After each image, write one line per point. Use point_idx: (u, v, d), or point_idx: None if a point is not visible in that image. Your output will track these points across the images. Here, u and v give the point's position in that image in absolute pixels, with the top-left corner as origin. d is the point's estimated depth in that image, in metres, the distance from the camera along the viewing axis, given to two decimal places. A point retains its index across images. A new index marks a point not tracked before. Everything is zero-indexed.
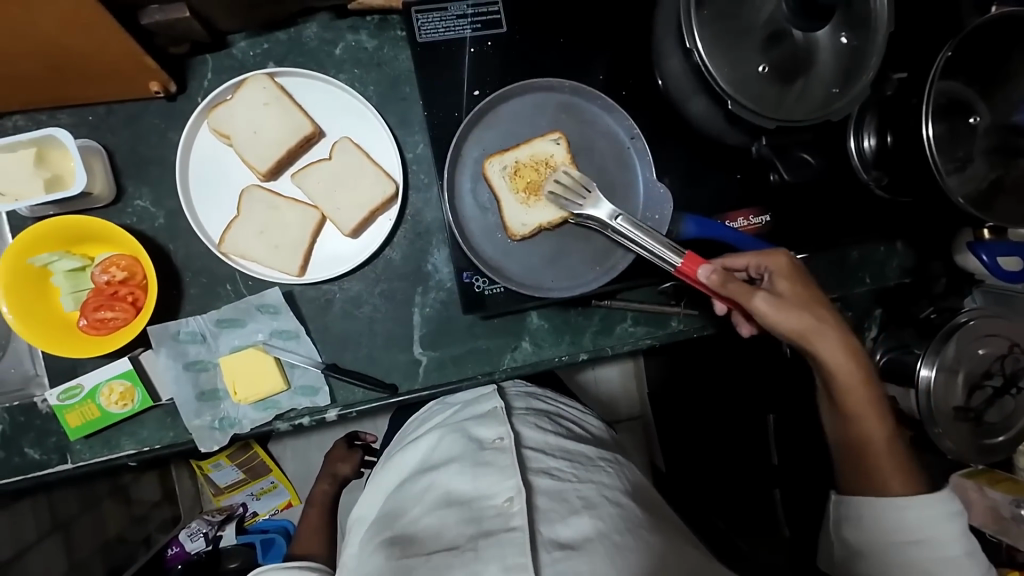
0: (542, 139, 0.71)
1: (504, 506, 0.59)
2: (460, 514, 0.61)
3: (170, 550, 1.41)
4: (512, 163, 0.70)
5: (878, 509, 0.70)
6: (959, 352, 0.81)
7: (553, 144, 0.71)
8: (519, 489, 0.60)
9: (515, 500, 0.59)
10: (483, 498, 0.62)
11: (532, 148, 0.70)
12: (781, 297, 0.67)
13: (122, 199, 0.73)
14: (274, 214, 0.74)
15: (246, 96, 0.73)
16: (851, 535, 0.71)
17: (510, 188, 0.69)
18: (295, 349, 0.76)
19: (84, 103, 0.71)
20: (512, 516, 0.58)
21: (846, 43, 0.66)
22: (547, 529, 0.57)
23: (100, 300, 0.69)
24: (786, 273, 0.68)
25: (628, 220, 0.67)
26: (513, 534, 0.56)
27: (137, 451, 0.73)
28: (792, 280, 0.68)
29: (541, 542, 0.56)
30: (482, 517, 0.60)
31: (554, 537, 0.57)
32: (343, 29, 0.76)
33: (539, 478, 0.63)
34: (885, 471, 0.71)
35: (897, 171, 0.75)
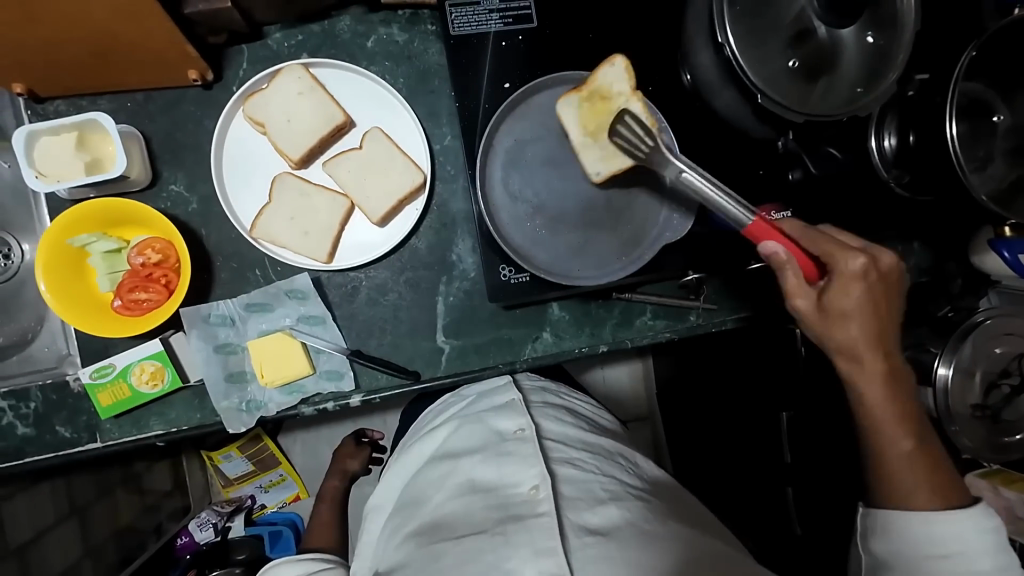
0: (608, 73, 0.70)
1: (531, 494, 0.62)
2: (486, 502, 0.63)
3: (180, 540, 1.43)
4: (582, 97, 0.70)
5: (907, 521, 0.64)
6: (975, 351, 0.83)
7: (620, 83, 0.70)
8: (543, 476, 0.62)
9: (540, 487, 0.62)
10: (510, 487, 0.64)
11: (601, 87, 0.70)
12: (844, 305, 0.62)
13: (158, 183, 0.75)
14: (305, 201, 0.76)
15: (281, 85, 0.74)
16: (879, 546, 0.65)
17: (579, 124, 0.70)
18: (322, 334, 0.78)
19: (123, 90, 0.73)
20: (539, 502, 0.61)
21: (872, 42, 0.67)
22: (575, 515, 0.59)
23: (135, 281, 0.71)
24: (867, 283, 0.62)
25: (697, 175, 0.62)
26: (542, 519, 0.58)
27: (166, 432, 0.75)
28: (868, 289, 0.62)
29: (572, 527, 0.58)
30: (508, 504, 0.62)
31: (582, 523, 0.59)
32: (375, 23, 0.78)
33: (562, 468, 0.65)
34: (916, 481, 0.64)
35: (919, 170, 0.76)
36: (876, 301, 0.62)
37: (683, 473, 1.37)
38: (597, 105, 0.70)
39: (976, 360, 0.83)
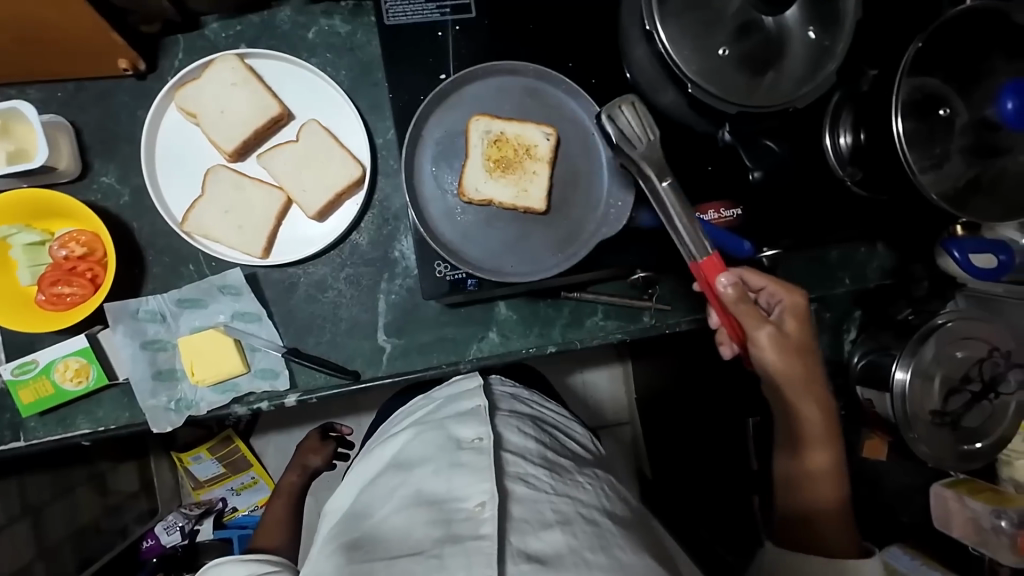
0: (534, 127, 0.67)
1: (475, 511, 0.59)
2: (429, 516, 0.60)
3: (146, 542, 1.40)
4: (497, 130, 0.66)
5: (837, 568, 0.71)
6: (937, 354, 0.80)
7: (542, 136, 0.66)
8: (491, 494, 0.59)
9: (486, 505, 0.59)
10: (457, 501, 0.61)
11: (521, 129, 0.66)
12: (786, 333, 0.69)
13: (88, 175, 0.73)
14: (240, 193, 0.74)
15: (214, 76, 0.72)
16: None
17: (482, 152, 0.65)
18: (257, 331, 0.76)
19: (53, 79, 0.71)
20: (482, 523, 0.57)
21: (815, 38, 0.65)
22: (518, 539, 0.57)
23: (57, 275, 0.69)
24: (796, 311, 0.71)
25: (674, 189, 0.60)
26: (482, 542, 0.55)
27: (92, 431, 0.73)
28: (801, 321, 0.71)
29: (510, 552, 0.55)
30: (452, 519, 0.59)
31: (524, 548, 0.56)
32: (316, 14, 0.76)
33: (514, 484, 0.62)
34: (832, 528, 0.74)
35: (872, 167, 0.74)
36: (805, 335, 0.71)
37: (663, 480, 1.35)
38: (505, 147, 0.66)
39: (937, 362, 0.80)
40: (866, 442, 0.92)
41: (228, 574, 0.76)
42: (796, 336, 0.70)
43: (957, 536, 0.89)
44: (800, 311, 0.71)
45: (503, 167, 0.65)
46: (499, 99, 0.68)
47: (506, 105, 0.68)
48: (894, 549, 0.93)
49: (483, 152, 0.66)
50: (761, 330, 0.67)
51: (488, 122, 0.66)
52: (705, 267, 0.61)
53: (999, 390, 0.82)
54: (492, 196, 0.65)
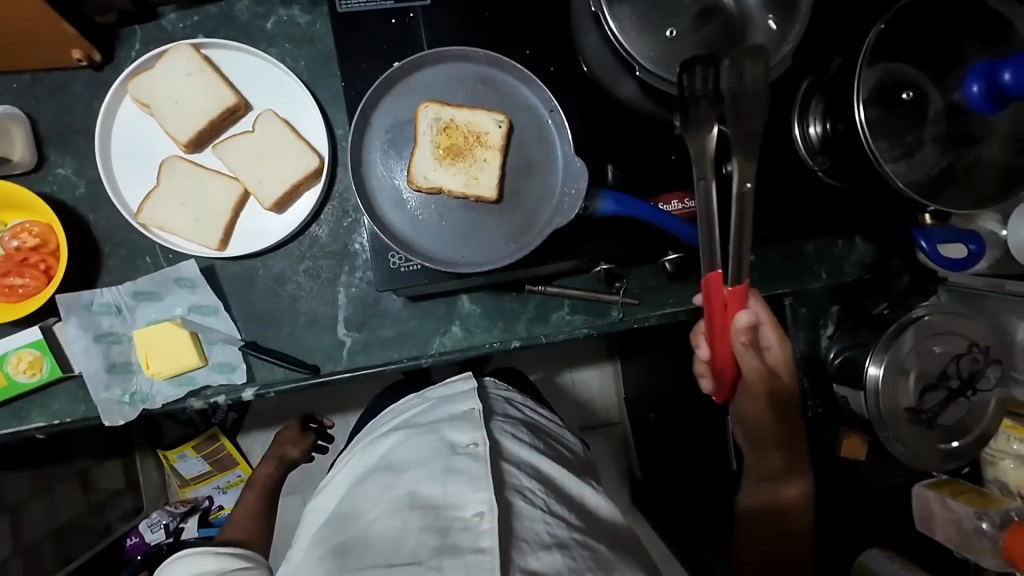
0: (485, 114, 0.65)
1: (473, 522, 0.57)
2: (423, 521, 0.58)
3: (129, 541, 1.40)
4: (448, 118, 0.65)
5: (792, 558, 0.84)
6: (913, 349, 0.77)
7: (494, 123, 0.65)
8: (491, 504, 0.57)
9: (485, 516, 0.57)
10: (453, 509, 0.59)
11: (472, 115, 0.65)
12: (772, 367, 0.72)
13: (44, 167, 0.73)
14: (194, 185, 0.73)
15: (167, 66, 0.71)
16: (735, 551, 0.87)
17: (432, 140, 0.64)
18: (215, 324, 0.75)
19: (8, 70, 0.71)
20: (481, 534, 0.55)
21: (774, 26, 0.63)
22: (518, 554, 0.55)
23: (9, 266, 0.69)
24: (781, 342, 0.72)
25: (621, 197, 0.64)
26: (482, 556, 0.53)
27: (47, 424, 0.72)
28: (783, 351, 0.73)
29: (512, 568, 0.53)
30: (448, 529, 0.57)
31: (524, 565, 0.54)
32: (275, 4, 0.76)
33: (514, 497, 0.61)
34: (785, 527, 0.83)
35: (839, 157, 0.71)
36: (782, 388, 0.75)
37: (649, 480, 1.33)
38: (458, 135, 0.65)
39: (912, 356, 0.77)
40: (844, 441, 0.88)
41: (198, 566, 0.75)
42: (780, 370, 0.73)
43: (939, 539, 0.86)
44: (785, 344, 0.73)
45: (452, 155, 0.63)
46: (451, 86, 0.67)
47: (459, 93, 0.67)
48: (874, 551, 0.91)
49: (432, 139, 0.64)
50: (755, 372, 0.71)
51: (438, 109, 0.65)
52: (728, 291, 0.61)
53: (977, 387, 0.79)
54: (442, 184, 0.64)
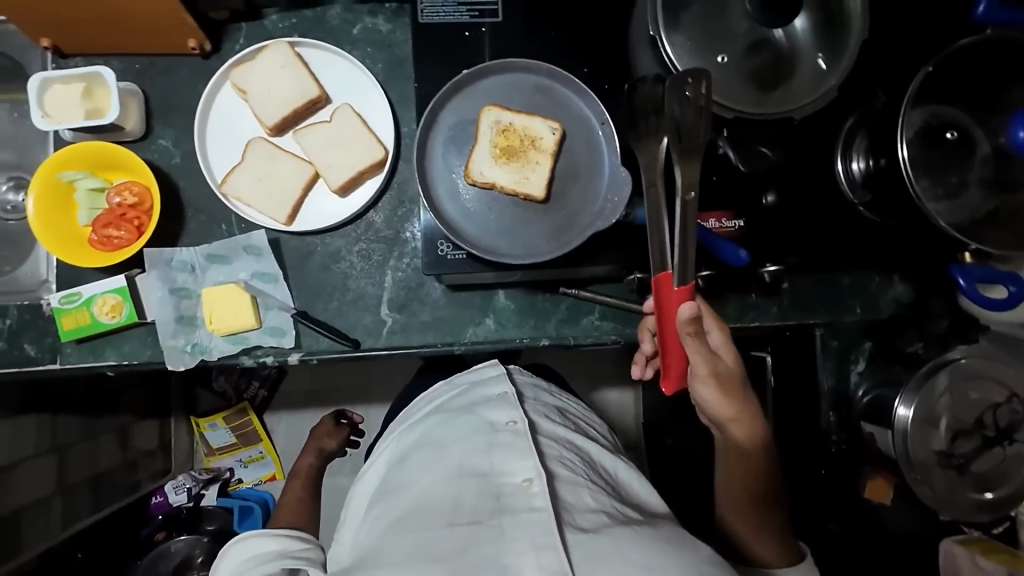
0: (541, 121, 0.71)
1: (523, 485, 0.63)
2: (477, 487, 0.64)
3: (155, 499, 1.49)
4: (507, 121, 0.70)
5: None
6: (948, 390, 0.76)
7: (548, 129, 0.71)
8: (537, 470, 0.64)
9: (534, 481, 0.63)
10: (502, 476, 0.66)
11: (529, 121, 0.71)
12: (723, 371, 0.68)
13: (149, 137, 0.83)
14: (273, 163, 0.81)
15: (265, 58, 0.81)
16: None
17: (491, 140, 0.70)
18: (273, 291, 0.82)
19: (133, 53, 0.82)
20: (533, 496, 0.62)
21: (823, 65, 0.66)
22: (569, 516, 0.61)
23: (110, 219, 0.78)
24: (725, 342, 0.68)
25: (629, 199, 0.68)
26: (538, 513, 0.60)
27: (117, 363, 0.80)
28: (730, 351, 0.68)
29: (566, 524, 0.60)
30: (501, 493, 0.64)
31: (575, 523, 0.61)
32: (362, 13, 0.85)
33: (556, 465, 0.68)
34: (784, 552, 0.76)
35: (880, 192, 0.72)
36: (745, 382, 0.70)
37: None
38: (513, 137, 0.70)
39: (944, 402, 0.76)
40: (869, 482, 0.87)
41: (263, 546, 0.78)
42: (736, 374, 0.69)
43: None
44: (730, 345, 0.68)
45: (508, 155, 0.69)
46: (512, 93, 0.73)
47: (519, 100, 0.73)
48: None
49: (491, 139, 0.70)
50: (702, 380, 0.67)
51: (499, 113, 0.71)
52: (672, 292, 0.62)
53: (1013, 438, 0.77)
54: (496, 180, 0.69)
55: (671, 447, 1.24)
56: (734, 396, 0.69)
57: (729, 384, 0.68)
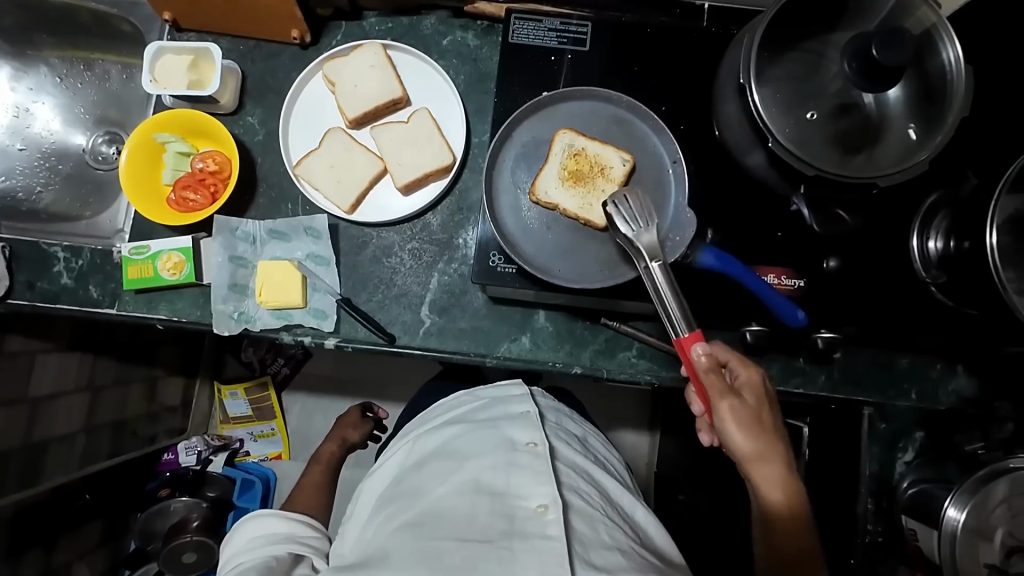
0: (614, 151, 0.71)
1: (538, 512, 0.63)
2: (491, 507, 0.63)
3: (166, 455, 1.50)
4: (580, 146, 0.71)
5: None
6: (1004, 502, 0.70)
7: (620, 160, 0.71)
8: (554, 498, 0.63)
9: (549, 508, 0.63)
10: (517, 498, 0.65)
11: (602, 150, 0.71)
12: (748, 407, 0.66)
13: (239, 113, 0.88)
14: (347, 154, 0.85)
15: (358, 55, 0.85)
16: None
17: (561, 162, 0.70)
18: (323, 275, 0.84)
19: (241, 35, 0.88)
20: (547, 524, 0.61)
21: (913, 134, 0.65)
22: (583, 551, 0.60)
23: (190, 182, 0.83)
24: (751, 382, 0.68)
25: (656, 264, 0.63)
26: (550, 542, 0.59)
27: (168, 318, 0.84)
28: (757, 392, 0.68)
29: (577, 559, 0.59)
30: (514, 516, 0.63)
31: (587, 559, 0.60)
32: (455, 27, 0.89)
33: (571, 496, 0.67)
34: None
35: (958, 274, 0.69)
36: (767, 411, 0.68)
37: None
38: (582, 163, 0.70)
39: (999, 513, 0.70)
40: None
41: (275, 527, 0.81)
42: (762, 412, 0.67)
43: None
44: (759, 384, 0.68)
45: (576, 180, 0.69)
46: (589, 121, 0.74)
47: (594, 128, 0.74)
48: None
49: (561, 162, 0.71)
50: (722, 405, 0.65)
51: (573, 137, 0.71)
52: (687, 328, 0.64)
53: None
54: (559, 203, 0.70)
55: (683, 502, 1.18)
56: (756, 423, 0.66)
57: (752, 411, 0.66)
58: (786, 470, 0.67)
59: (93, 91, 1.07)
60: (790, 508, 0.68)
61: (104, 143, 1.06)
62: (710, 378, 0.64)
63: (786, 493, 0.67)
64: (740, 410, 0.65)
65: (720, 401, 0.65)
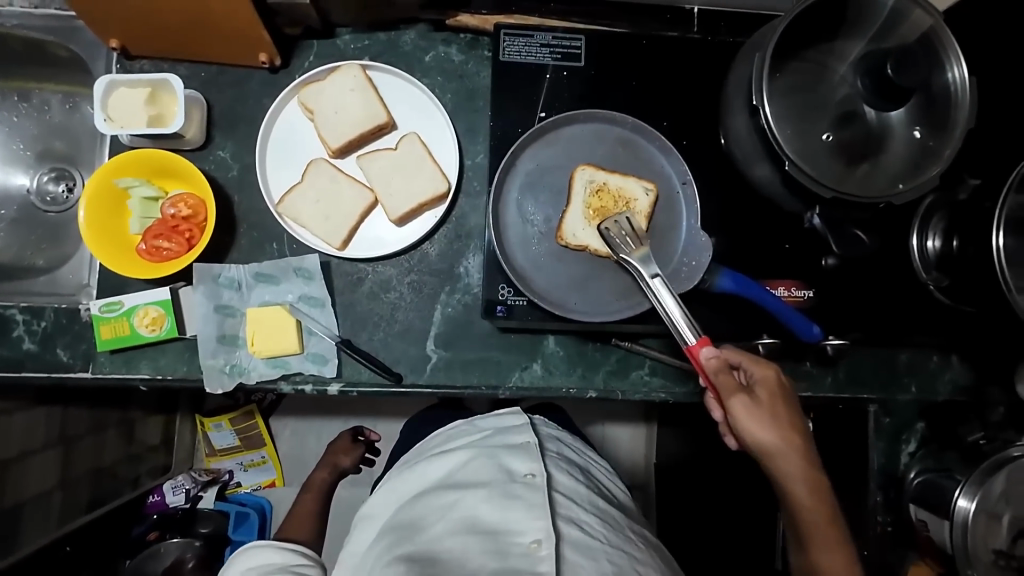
0: (635, 182, 0.70)
1: (532, 548, 0.59)
2: (483, 545, 0.60)
3: (151, 498, 1.43)
4: (601, 181, 0.70)
5: None
6: (1008, 491, 0.73)
7: (642, 191, 0.70)
8: (549, 532, 0.60)
9: (543, 543, 0.59)
10: (512, 535, 0.61)
11: (623, 182, 0.70)
12: (762, 406, 0.62)
13: (208, 147, 0.81)
14: (334, 187, 0.79)
15: (337, 79, 0.79)
16: None
17: (584, 200, 0.69)
18: (318, 317, 0.79)
19: (201, 61, 0.81)
20: (540, 560, 0.58)
21: (919, 137, 0.65)
22: None
23: (162, 230, 0.76)
24: (767, 380, 0.64)
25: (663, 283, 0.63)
26: None
27: (151, 377, 0.77)
28: (774, 392, 0.63)
29: None
30: (508, 553, 0.59)
31: None
32: (437, 41, 0.83)
33: (567, 526, 0.63)
34: None
35: (960, 277, 0.71)
36: (789, 410, 0.63)
37: None
38: (605, 199, 0.69)
39: (1004, 501, 0.73)
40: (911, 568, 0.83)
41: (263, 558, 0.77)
42: (779, 411, 0.63)
43: None
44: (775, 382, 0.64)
45: (602, 216, 0.68)
46: (592, 144, 0.72)
47: (598, 152, 0.72)
48: None
49: (584, 200, 0.69)
50: (732, 401, 0.62)
51: (593, 172, 0.70)
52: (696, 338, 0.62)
53: None
54: (587, 243, 0.68)
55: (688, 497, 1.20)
56: (775, 422, 0.62)
57: (770, 412, 0.62)
58: (812, 473, 0.62)
59: (31, 124, 0.96)
60: (817, 509, 0.63)
61: (50, 182, 0.96)
62: (717, 375, 0.61)
63: (812, 494, 0.63)
64: (749, 408, 0.62)
65: (730, 397, 0.62)
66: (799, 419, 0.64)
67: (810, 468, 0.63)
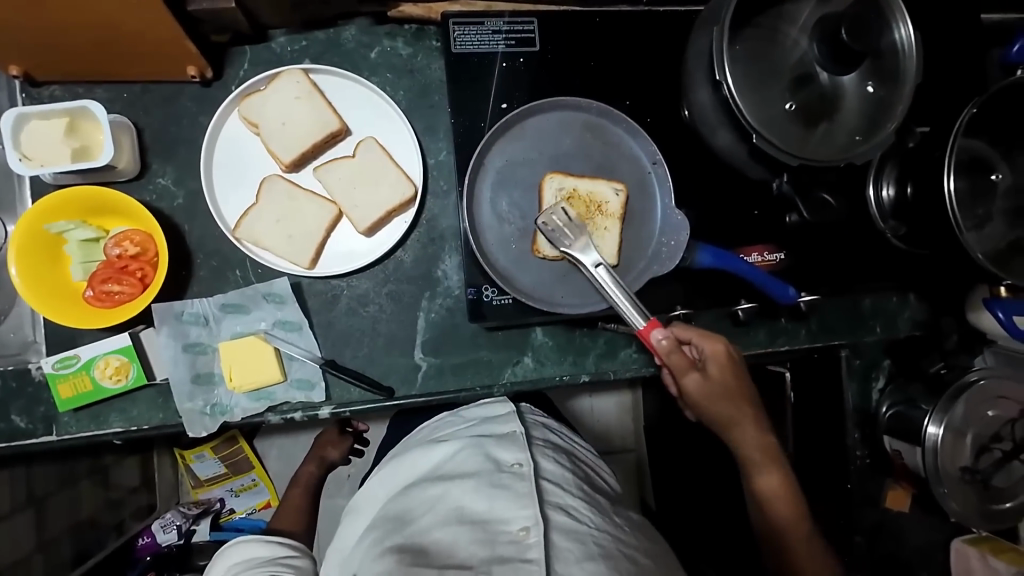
0: (605, 185, 0.71)
1: (520, 535, 0.56)
2: (473, 535, 0.57)
3: (142, 540, 1.35)
4: (571, 187, 0.70)
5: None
6: (968, 413, 0.80)
7: (613, 193, 0.71)
8: (537, 519, 0.57)
9: (532, 530, 0.56)
10: (499, 523, 0.58)
11: (593, 185, 0.71)
12: (712, 382, 0.71)
13: (146, 175, 0.74)
14: (293, 205, 0.75)
15: (280, 87, 0.74)
16: None
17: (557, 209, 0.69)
18: (297, 341, 0.76)
19: (122, 80, 0.73)
20: (529, 547, 0.55)
21: (872, 92, 0.67)
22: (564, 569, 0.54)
23: (109, 273, 0.70)
24: (719, 358, 0.71)
25: (608, 271, 0.64)
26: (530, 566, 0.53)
27: (125, 430, 0.72)
28: (724, 367, 0.71)
29: None
30: (495, 542, 0.56)
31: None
32: (381, 35, 0.78)
33: (555, 510, 0.60)
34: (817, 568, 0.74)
35: (916, 223, 0.74)
36: (737, 378, 0.72)
37: (664, 514, 1.32)
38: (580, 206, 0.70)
39: (966, 422, 0.80)
40: (889, 492, 0.90)
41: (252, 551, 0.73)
42: (731, 384, 0.72)
43: None
44: (728, 359, 0.72)
45: None
46: (558, 134, 0.71)
47: (565, 141, 0.71)
48: None
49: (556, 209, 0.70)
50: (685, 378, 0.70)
51: (561, 180, 0.70)
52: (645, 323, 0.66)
53: None
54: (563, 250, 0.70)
55: None
56: (723, 392, 0.72)
57: (721, 385, 0.71)
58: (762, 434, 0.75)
59: None
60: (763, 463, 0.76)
61: None
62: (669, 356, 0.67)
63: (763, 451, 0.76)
64: (701, 386, 0.70)
65: (683, 375, 0.70)
66: (745, 384, 0.73)
67: (762, 432, 0.75)
